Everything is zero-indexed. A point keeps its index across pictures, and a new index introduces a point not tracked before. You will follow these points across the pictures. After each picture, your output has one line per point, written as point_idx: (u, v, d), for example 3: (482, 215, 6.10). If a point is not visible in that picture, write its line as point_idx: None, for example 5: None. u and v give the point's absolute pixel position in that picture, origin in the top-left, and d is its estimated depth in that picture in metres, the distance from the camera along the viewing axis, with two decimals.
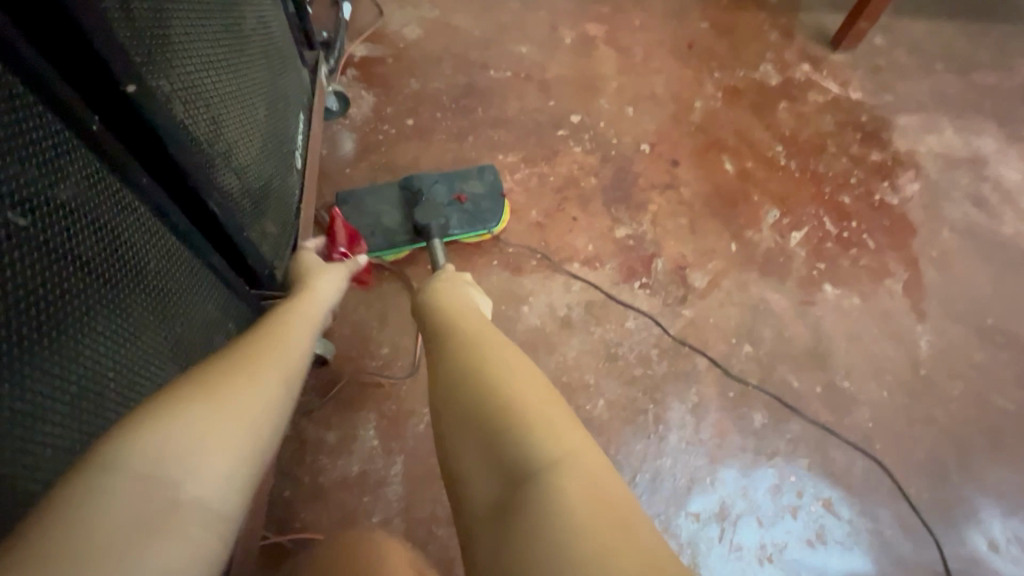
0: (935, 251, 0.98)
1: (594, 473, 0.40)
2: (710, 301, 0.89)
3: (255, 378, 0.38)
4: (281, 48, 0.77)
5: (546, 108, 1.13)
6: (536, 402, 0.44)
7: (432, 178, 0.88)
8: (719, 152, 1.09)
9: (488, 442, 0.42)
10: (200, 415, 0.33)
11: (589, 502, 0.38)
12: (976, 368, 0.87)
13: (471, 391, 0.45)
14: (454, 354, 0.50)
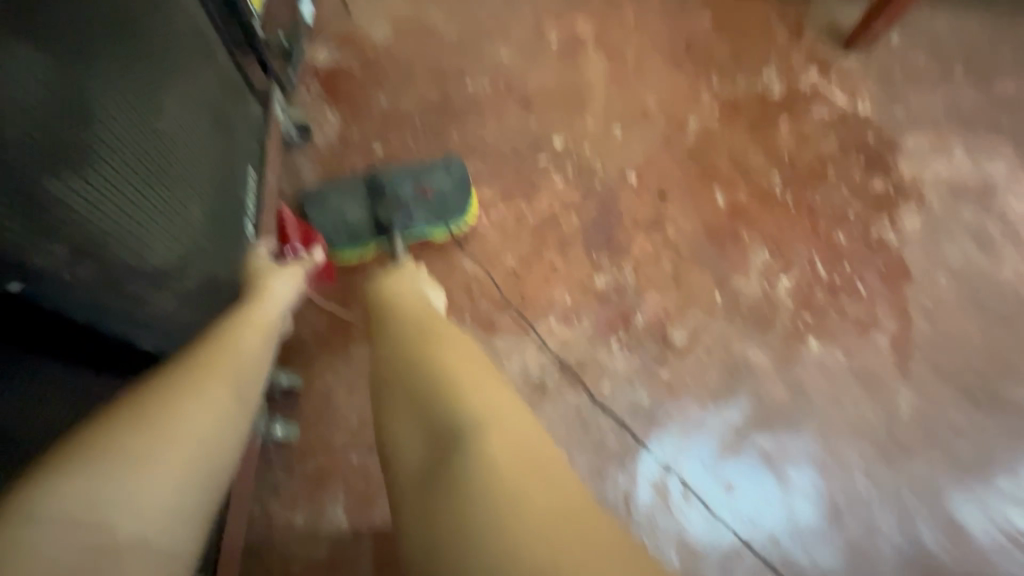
0: (927, 299, 0.94)
1: (514, 435, 0.50)
2: (688, 360, 0.87)
3: (185, 415, 0.42)
4: (226, 103, 0.71)
5: (526, 129, 1.04)
6: (466, 382, 0.54)
7: (396, 172, 0.86)
8: (710, 182, 1.02)
9: (423, 416, 0.52)
10: (126, 454, 0.39)
11: (504, 456, 0.48)
12: (953, 431, 0.86)
13: (407, 373, 0.56)
14: (395, 342, 0.60)
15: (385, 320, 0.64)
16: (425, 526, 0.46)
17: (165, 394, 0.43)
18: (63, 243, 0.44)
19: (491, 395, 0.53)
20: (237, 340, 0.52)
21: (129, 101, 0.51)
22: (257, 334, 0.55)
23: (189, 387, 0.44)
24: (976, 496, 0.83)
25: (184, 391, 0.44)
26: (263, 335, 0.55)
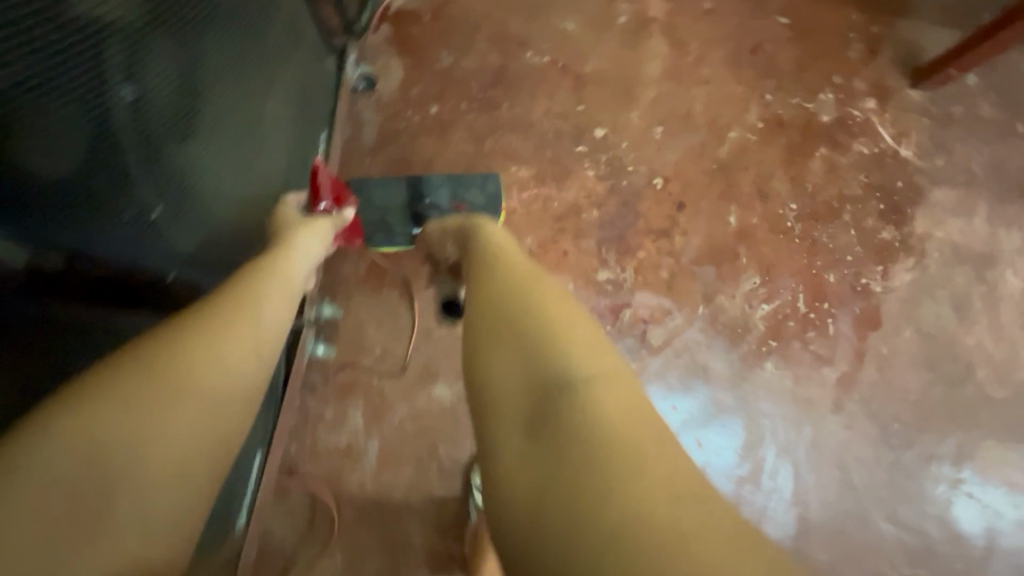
0: (885, 349, 1.06)
1: (624, 395, 0.49)
2: (658, 358, 1.03)
3: (195, 369, 0.45)
4: (309, 88, 0.84)
5: (572, 113, 1.10)
6: (575, 337, 0.53)
7: (438, 182, 1.00)
8: (729, 200, 1.09)
9: (529, 366, 0.51)
10: (129, 400, 0.41)
11: (615, 412, 0.46)
12: (860, 461, 1.03)
13: (517, 320, 0.56)
14: (499, 290, 0.61)
15: (489, 274, 0.65)
16: (536, 475, 0.44)
17: (179, 347, 0.45)
18: (178, 220, 0.61)
19: (603, 356, 0.52)
20: (259, 299, 0.54)
21: (230, 88, 0.63)
22: (276, 294, 0.57)
23: (202, 342, 0.47)
24: (859, 515, 1.01)
25: (196, 345, 0.46)
26: (280, 300, 0.57)
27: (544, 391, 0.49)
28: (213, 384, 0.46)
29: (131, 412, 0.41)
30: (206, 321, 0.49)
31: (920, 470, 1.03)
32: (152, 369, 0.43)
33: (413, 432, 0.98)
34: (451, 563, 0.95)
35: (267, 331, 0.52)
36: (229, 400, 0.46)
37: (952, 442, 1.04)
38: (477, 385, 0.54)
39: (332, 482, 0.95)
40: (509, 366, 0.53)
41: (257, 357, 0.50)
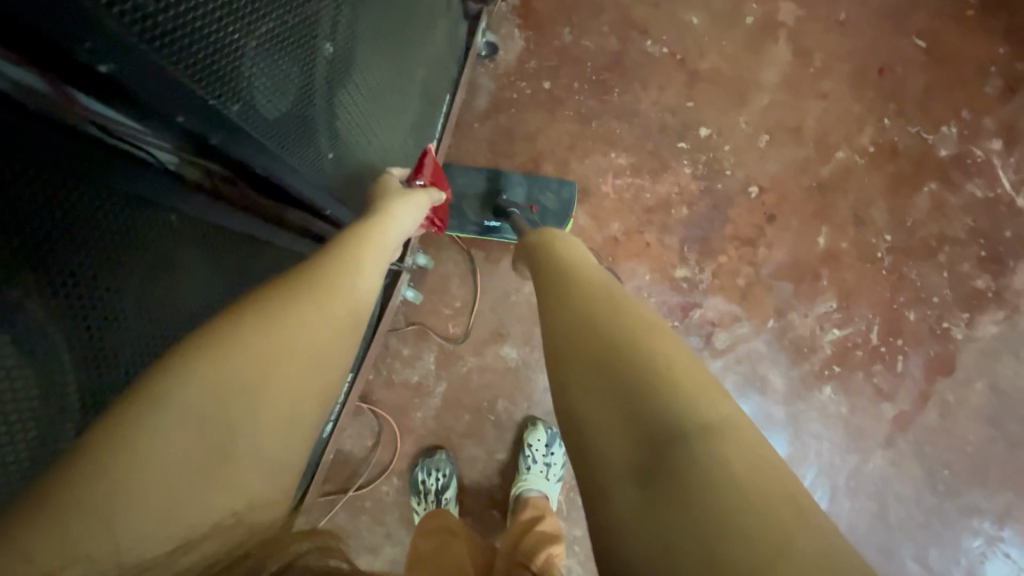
0: (953, 396, 1.05)
1: (751, 441, 0.37)
2: (719, 360, 1.06)
3: (310, 332, 0.37)
4: (444, 47, 0.89)
5: (680, 108, 1.11)
6: (675, 367, 0.40)
7: (517, 180, 1.05)
8: (822, 220, 1.09)
9: (626, 402, 0.38)
10: (245, 369, 0.33)
11: (745, 468, 0.35)
12: (900, 498, 1.04)
13: (604, 341, 0.42)
14: (579, 291, 0.48)
15: (558, 268, 0.52)
16: (649, 521, 0.34)
17: (295, 303, 0.37)
18: (340, 166, 0.65)
19: (709, 389, 0.39)
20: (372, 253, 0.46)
21: (395, 66, 0.71)
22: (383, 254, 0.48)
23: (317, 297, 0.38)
24: (886, 548, 1.03)
25: (309, 303, 0.38)
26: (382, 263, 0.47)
27: (653, 440, 0.37)
28: (331, 351, 0.38)
29: (253, 364, 0.33)
30: (318, 276, 0.40)
31: (961, 520, 1.03)
32: (265, 330, 0.35)
33: (478, 383, 1.07)
34: (493, 504, 1.05)
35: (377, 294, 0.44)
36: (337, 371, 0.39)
37: (1001, 500, 1.03)
38: (564, 418, 0.42)
39: (400, 412, 1.06)
40: (587, 382, 0.41)
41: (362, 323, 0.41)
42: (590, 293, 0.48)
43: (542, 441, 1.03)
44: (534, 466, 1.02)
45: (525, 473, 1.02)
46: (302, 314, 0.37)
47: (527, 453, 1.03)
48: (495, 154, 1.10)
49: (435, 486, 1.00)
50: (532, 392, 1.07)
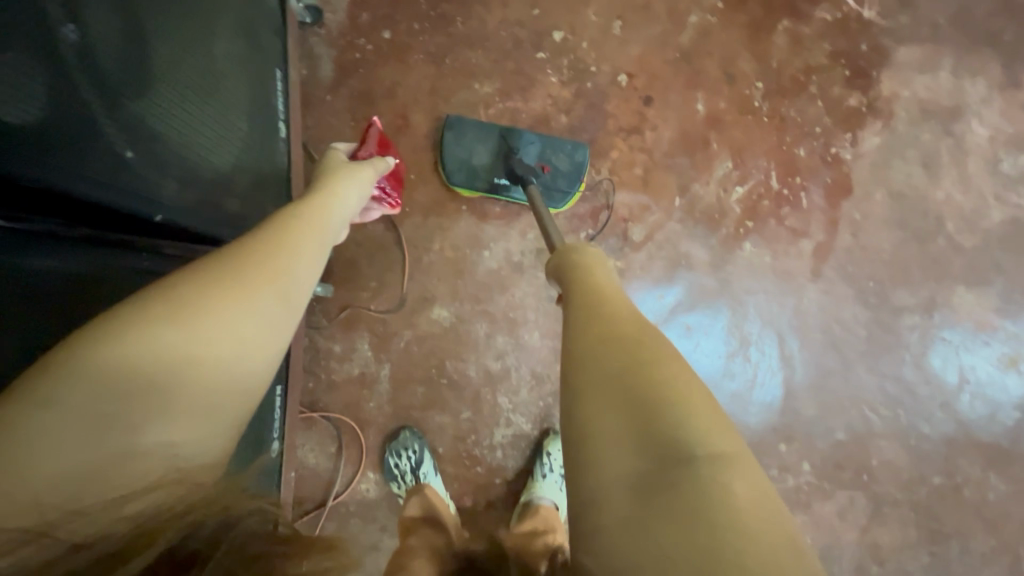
0: (858, 214, 1.10)
1: (759, 479, 0.36)
2: (642, 253, 1.07)
3: (232, 316, 0.41)
4: (256, 21, 0.83)
5: (528, 19, 1.08)
6: (694, 398, 0.40)
7: (531, 139, 1.03)
8: (695, 88, 1.09)
9: (638, 420, 0.38)
10: (169, 349, 0.36)
11: (752, 513, 0.34)
12: (840, 321, 1.09)
13: (625, 360, 0.43)
14: (600, 314, 0.49)
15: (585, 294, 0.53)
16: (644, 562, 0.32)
17: (211, 291, 0.41)
18: (158, 165, 0.59)
19: (725, 428, 0.39)
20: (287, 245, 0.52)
21: (177, 40, 0.62)
22: (299, 246, 0.54)
23: (237, 287, 0.43)
24: (841, 370, 1.09)
25: (228, 292, 0.42)
26: (293, 254, 0.52)
27: (655, 458, 0.36)
28: (259, 336, 0.43)
29: (171, 341, 0.37)
30: (223, 270, 0.44)
31: (897, 322, 1.10)
32: (186, 313, 0.38)
33: (419, 353, 1.04)
34: (474, 463, 1.04)
35: (292, 276, 0.50)
36: (258, 345, 0.43)
37: (925, 293, 1.10)
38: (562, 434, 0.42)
39: (353, 409, 1.03)
40: (601, 396, 0.41)
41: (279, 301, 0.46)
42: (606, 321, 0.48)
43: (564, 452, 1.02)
44: (551, 474, 1.01)
45: (540, 479, 1.00)
46: (226, 298, 0.42)
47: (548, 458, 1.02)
48: (360, 122, 1.05)
49: (407, 466, 0.99)
50: (476, 345, 1.04)
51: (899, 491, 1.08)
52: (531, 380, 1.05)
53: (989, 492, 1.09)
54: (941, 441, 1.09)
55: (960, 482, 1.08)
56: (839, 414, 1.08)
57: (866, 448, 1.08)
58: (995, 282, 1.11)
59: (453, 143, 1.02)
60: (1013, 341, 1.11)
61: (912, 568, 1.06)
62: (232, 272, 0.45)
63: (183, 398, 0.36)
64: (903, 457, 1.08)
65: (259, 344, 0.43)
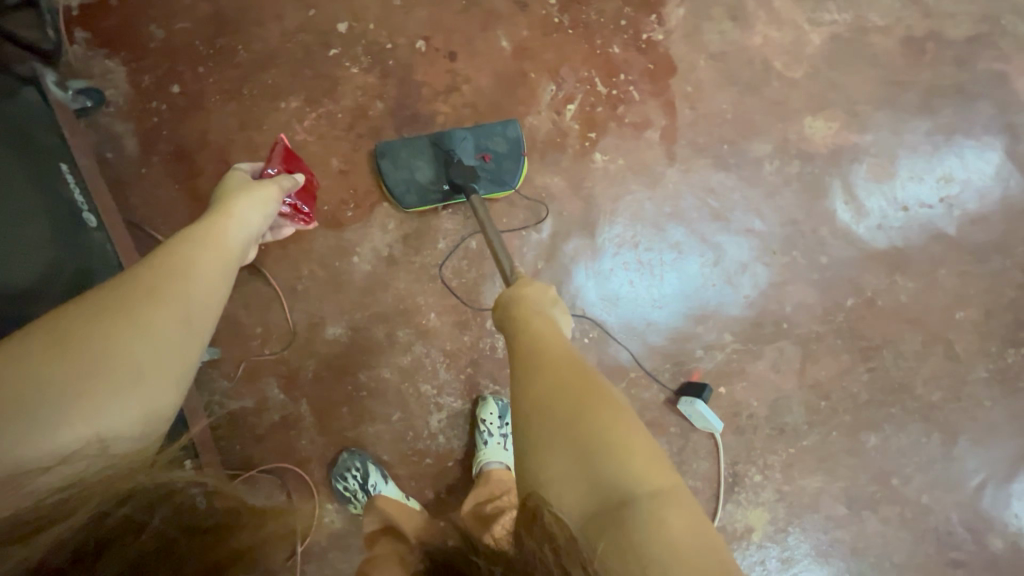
0: (689, 87, 1.11)
1: (687, 507, 0.48)
2: (502, 202, 1.07)
3: (126, 346, 0.46)
4: (20, 122, 0.81)
5: (307, 22, 1.06)
6: (632, 444, 0.50)
7: (462, 136, 1.02)
8: (493, 27, 1.09)
9: (591, 460, 0.48)
10: (79, 369, 0.43)
11: (678, 534, 0.46)
12: (711, 191, 1.11)
13: (572, 409, 0.52)
14: (547, 364, 0.57)
15: (532, 349, 0.61)
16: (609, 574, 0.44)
17: (98, 324, 0.46)
18: None
19: (659, 467, 0.49)
20: (182, 274, 0.56)
21: None
22: (212, 271, 0.60)
23: (126, 317, 0.48)
24: (728, 235, 1.11)
25: (133, 315, 0.49)
26: (202, 281, 0.57)
27: (609, 498, 0.46)
28: (157, 363, 0.48)
29: (90, 354, 0.44)
30: (141, 295, 0.51)
31: (763, 173, 1.12)
32: (75, 350, 0.44)
33: (330, 377, 1.04)
34: (423, 457, 1.05)
35: (202, 299, 0.56)
36: (173, 358, 0.50)
37: (777, 136, 1.13)
38: (527, 466, 0.51)
39: (288, 453, 1.03)
40: (558, 440, 0.50)
41: (189, 321, 0.53)
42: (553, 366, 0.57)
43: (496, 414, 1.04)
44: (491, 438, 1.03)
45: (484, 447, 1.03)
46: (116, 333, 0.47)
47: (484, 427, 1.03)
48: (184, 182, 1.03)
49: (357, 483, 0.99)
50: (380, 348, 1.04)
51: (820, 325, 1.11)
52: (445, 359, 1.06)
53: (901, 294, 1.13)
54: (841, 264, 1.13)
55: (871, 296, 1.12)
56: (741, 276, 1.11)
57: (776, 299, 1.11)
58: (837, 101, 1.14)
59: (389, 167, 1.02)
60: (874, 149, 1.15)
61: (856, 390, 1.11)
62: (145, 295, 0.51)
63: (99, 400, 0.43)
64: (812, 293, 1.12)
65: (173, 358, 0.49)
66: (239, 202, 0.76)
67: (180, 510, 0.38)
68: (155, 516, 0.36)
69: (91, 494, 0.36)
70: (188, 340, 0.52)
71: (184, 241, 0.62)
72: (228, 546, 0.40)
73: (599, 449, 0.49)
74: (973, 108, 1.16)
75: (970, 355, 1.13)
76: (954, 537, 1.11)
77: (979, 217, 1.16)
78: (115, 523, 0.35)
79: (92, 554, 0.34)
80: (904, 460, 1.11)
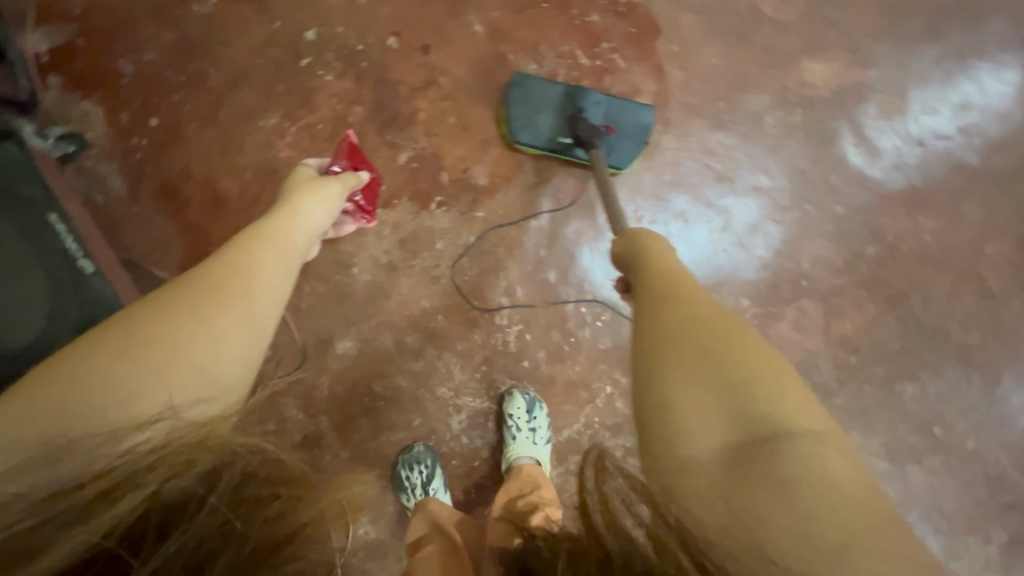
0: (676, 46, 1.06)
1: (847, 455, 0.42)
2: (495, 194, 1.04)
3: (185, 342, 0.42)
4: None
5: (275, 35, 1.03)
6: (776, 376, 0.44)
7: (598, 99, 0.99)
8: (463, 12, 1.05)
9: (736, 395, 0.42)
10: (130, 350, 0.41)
11: (838, 474, 0.39)
12: (711, 152, 1.06)
13: (707, 336, 0.46)
14: (678, 300, 0.51)
15: (658, 284, 0.55)
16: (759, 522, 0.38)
17: (160, 309, 0.44)
18: None
19: (808, 405, 0.44)
20: (250, 268, 0.52)
21: None
22: (275, 265, 0.56)
23: (190, 312, 0.44)
24: (735, 193, 1.07)
25: (195, 300, 0.45)
26: (265, 272, 0.54)
27: (757, 435, 0.41)
28: (211, 352, 0.43)
29: (142, 332, 0.42)
30: (201, 282, 0.48)
31: (765, 126, 1.07)
32: (132, 349, 0.41)
33: (346, 390, 1.03)
34: (448, 459, 1.04)
35: (262, 292, 0.51)
36: (234, 347, 0.45)
37: (775, 85, 1.07)
38: (647, 401, 0.45)
39: (313, 471, 1.03)
40: (696, 372, 0.44)
41: (252, 309, 0.48)
42: (683, 302, 0.51)
43: (524, 408, 1.01)
44: (520, 432, 1.00)
45: (512, 442, 1.00)
46: (176, 328, 0.43)
47: (511, 423, 1.01)
48: (175, 214, 1.02)
49: (419, 480, 0.99)
50: (392, 356, 1.03)
51: (840, 278, 1.06)
52: (458, 360, 1.04)
53: (925, 235, 1.07)
54: (857, 211, 1.07)
55: (893, 241, 1.07)
56: (752, 235, 1.07)
57: (792, 256, 1.06)
58: (835, 39, 1.07)
59: (517, 112, 1.00)
60: (881, 85, 1.08)
61: (887, 340, 1.06)
62: (205, 282, 0.48)
63: (152, 384, 0.40)
64: (828, 246, 1.07)
65: (233, 343, 0.45)
66: (298, 194, 0.77)
67: (228, 492, 0.39)
68: (217, 492, 0.38)
69: (135, 474, 0.37)
70: (249, 331, 0.47)
71: (255, 238, 0.60)
72: (280, 529, 0.40)
73: (746, 384, 0.43)
74: (982, 26, 1.09)
75: (1004, 289, 1.07)
76: (1006, 480, 1.06)
77: (1002, 143, 1.08)
78: (167, 499, 0.37)
79: (151, 533, 0.36)
80: (945, 407, 1.06)
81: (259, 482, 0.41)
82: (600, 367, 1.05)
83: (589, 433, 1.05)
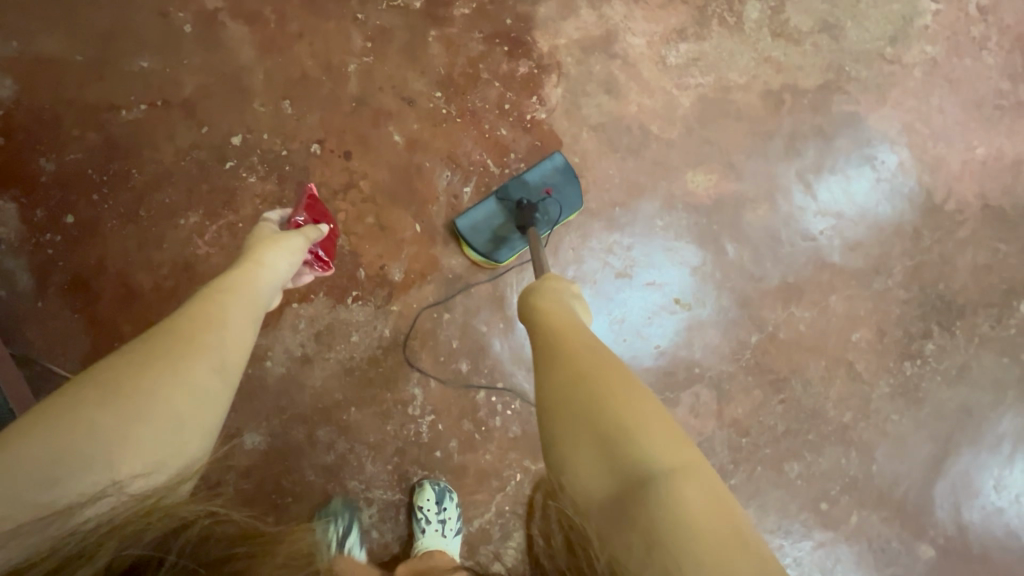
0: (576, 158, 1.19)
1: (709, 488, 0.44)
2: (410, 289, 1.10)
3: (167, 399, 0.47)
4: None
5: (201, 139, 1.09)
6: (647, 419, 0.49)
7: (520, 182, 1.11)
8: (384, 123, 1.14)
9: (604, 438, 0.47)
10: (114, 416, 0.43)
11: (700, 505, 0.42)
12: (610, 251, 1.18)
13: (588, 390, 0.52)
14: (564, 353, 0.60)
15: (552, 335, 0.64)
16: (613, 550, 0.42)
17: (140, 364, 0.48)
18: None
19: (682, 446, 0.48)
20: (217, 322, 0.58)
21: None
22: (240, 319, 0.62)
23: (169, 364, 0.49)
24: (631, 287, 1.18)
25: (178, 356, 0.51)
26: (236, 329, 0.60)
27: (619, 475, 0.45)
28: (189, 407, 0.48)
29: (130, 389, 0.45)
30: (177, 338, 0.52)
31: (656, 228, 1.20)
32: (119, 406, 0.44)
33: (253, 488, 1.02)
34: None
35: (230, 348, 0.57)
36: (211, 403, 0.51)
37: (663, 192, 1.21)
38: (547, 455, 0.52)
39: None
40: (573, 423, 0.51)
41: (223, 367, 0.54)
42: (571, 356, 0.59)
43: (433, 500, 1.03)
44: (429, 525, 1.01)
45: (421, 536, 1.01)
46: (159, 387, 0.47)
47: (421, 515, 1.02)
48: (85, 309, 1.03)
49: None
50: (303, 450, 1.04)
51: (729, 364, 1.17)
52: (370, 452, 1.05)
53: (799, 325, 1.20)
54: (739, 304, 1.19)
55: (773, 331, 1.19)
56: (647, 324, 1.17)
57: (685, 345, 1.17)
58: (711, 155, 1.23)
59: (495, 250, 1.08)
60: (754, 195, 1.24)
61: (773, 423, 1.16)
62: (186, 339, 0.53)
63: (134, 441, 0.43)
64: (716, 336, 1.18)
65: (210, 397, 0.51)
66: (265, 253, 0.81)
67: (195, 546, 0.38)
68: (174, 545, 0.38)
69: (108, 535, 0.37)
70: (219, 386, 0.53)
71: (218, 291, 0.65)
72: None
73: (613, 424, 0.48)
74: (834, 146, 1.28)
75: (871, 373, 1.20)
76: (889, 552, 1.15)
77: (857, 244, 1.25)
78: (130, 559, 0.36)
79: None
80: (829, 483, 1.15)
81: (225, 538, 0.40)
82: (511, 455, 1.09)
83: (501, 521, 1.08)
